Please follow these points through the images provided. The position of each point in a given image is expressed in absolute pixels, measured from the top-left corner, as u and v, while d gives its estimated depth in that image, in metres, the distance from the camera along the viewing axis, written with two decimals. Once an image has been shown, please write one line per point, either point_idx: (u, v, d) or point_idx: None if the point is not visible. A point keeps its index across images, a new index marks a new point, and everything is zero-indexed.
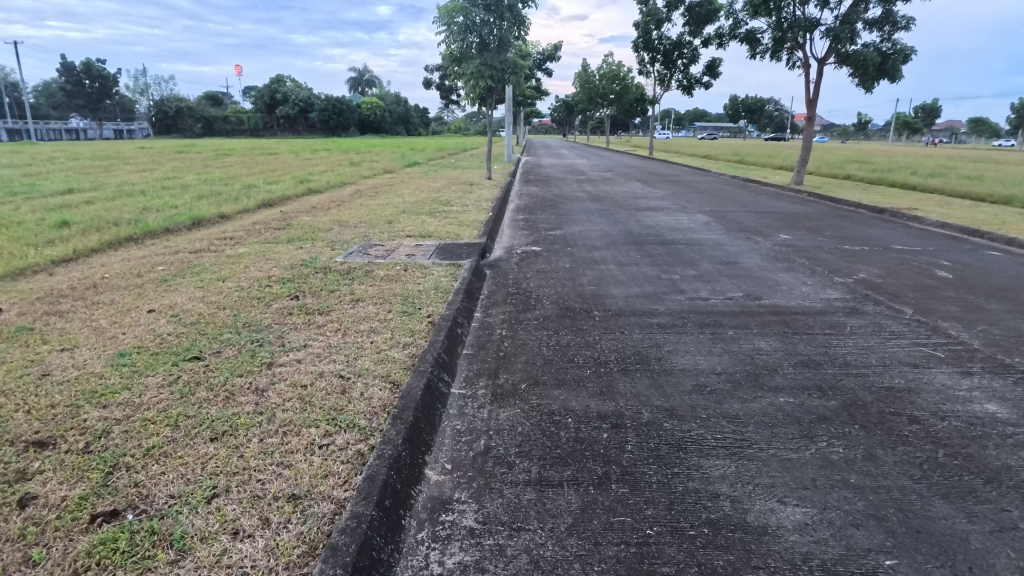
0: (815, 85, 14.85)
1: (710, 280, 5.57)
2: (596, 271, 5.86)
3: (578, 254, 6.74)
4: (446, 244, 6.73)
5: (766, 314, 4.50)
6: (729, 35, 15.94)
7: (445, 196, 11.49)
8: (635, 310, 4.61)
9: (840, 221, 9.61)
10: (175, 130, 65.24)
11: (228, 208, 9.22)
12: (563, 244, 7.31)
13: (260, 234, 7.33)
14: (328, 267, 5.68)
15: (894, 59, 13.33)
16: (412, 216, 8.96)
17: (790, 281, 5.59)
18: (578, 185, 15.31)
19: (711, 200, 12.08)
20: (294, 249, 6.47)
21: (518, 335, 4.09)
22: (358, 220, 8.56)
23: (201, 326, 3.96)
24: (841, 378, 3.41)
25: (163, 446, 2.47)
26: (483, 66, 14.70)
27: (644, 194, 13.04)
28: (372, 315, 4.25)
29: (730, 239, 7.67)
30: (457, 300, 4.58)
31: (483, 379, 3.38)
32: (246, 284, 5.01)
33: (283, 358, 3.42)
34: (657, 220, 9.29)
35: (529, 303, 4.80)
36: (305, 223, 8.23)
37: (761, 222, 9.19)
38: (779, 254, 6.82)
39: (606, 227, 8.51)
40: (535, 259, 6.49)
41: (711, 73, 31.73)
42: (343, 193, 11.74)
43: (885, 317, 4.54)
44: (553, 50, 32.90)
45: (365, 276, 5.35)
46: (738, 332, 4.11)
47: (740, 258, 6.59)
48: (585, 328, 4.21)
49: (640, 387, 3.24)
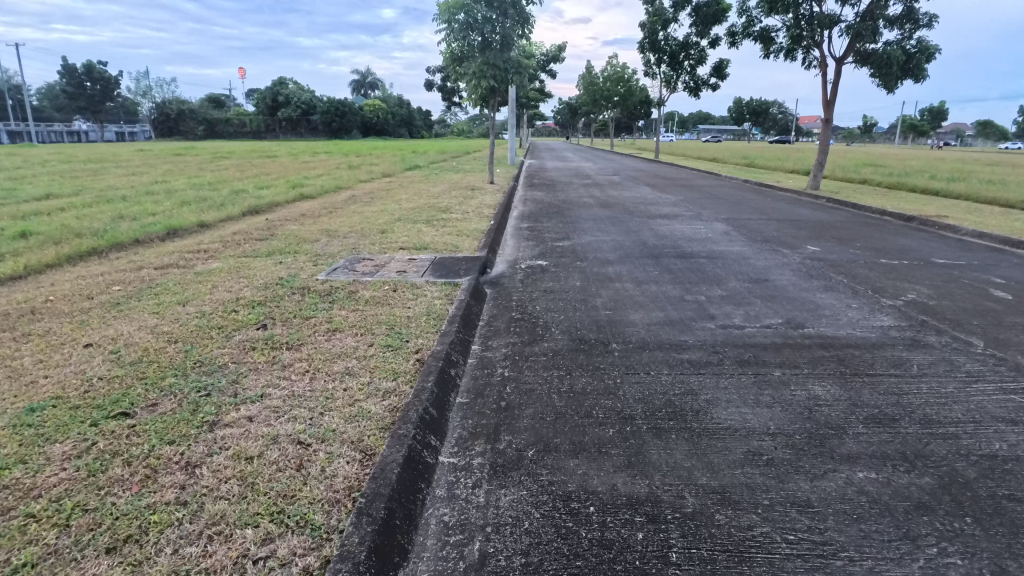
0: (833, 85, 14.15)
1: (741, 303, 4.88)
2: (611, 291, 5.19)
3: (589, 269, 6.07)
4: (443, 258, 6.07)
5: (815, 350, 3.81)
6: (742, 34, 15.25)
7: (445, 202, 10.84)
8: (659, 343, 3.93)
9: (870, 231, 8.91)
10: (176, 132, 64.90)
11: (210, 215, 8.61)
12: (572, 257, 6.64)
13: (239, 246, 6.69)
14: (307, 286, 5.03)
15: (918, 58, 12.61)
16: (408, 225, 8.31)
17: (832, 305, 4.89)
18: (585, 190, 14.64)
19: (727, 206, 11.39)
20: (274, 264, 5.83)
21: (523, 377, 3.41)
22: (348, 229, 7.93)
23: (142, 367, 3.30)
24: (927, 441, 2.72)
25: (37, 566, 1.81)
26: (485, 65, 14.05)
27: (655, 200, 12.39)
28: (349, 351, 3.57)
29: (755, 252, 6.98)
30: (451, 331, 3.91)
31: (481, 442, 2.71)
32: (209, 310, 4.35)
33: (231, 415, 2.75)
34: (672, 229, 8.63)
35: (536, 333, 4.12)
36: (291, 233, 7.60)
37: (786, 232, 8.49)
38: (812, 269, 6.14)
39: (618, 237, 7.85)
40: (541, 275, 5.83)
41: (719, 74, 31.03)
42: (336, 200, 11.09)
43: (955, 353, 3.83)
44: (557, 51, 32.28)
45: (348, 298, 4.70)
46: (788, 374, 3.42)
47: (769, 274, 5.90)
48: (603, 367, 3.53)
49: (678, 456, 2.56)
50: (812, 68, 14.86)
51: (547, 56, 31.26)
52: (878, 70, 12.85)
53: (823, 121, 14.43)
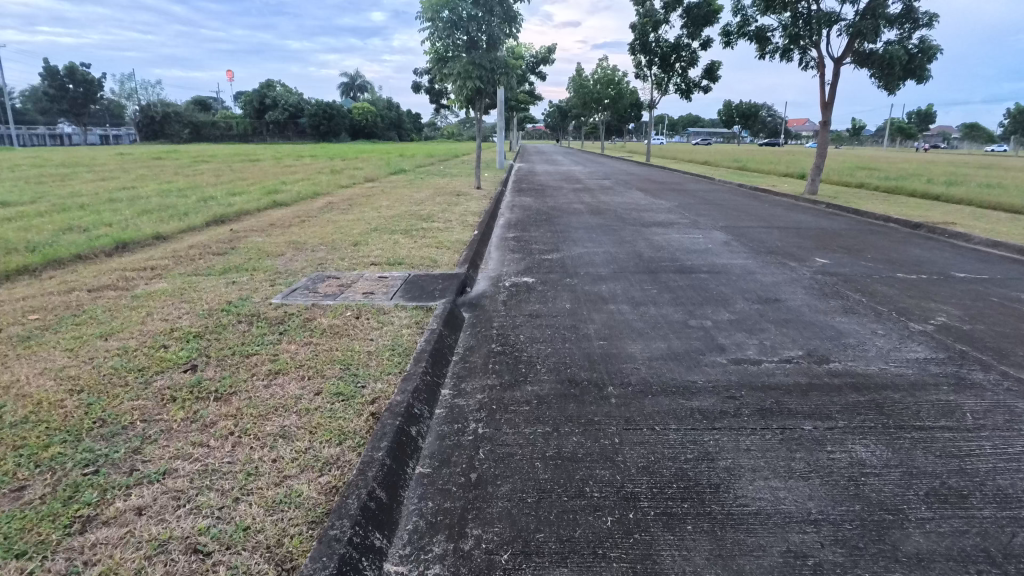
0: (832, 86, 13.68)
1: (751, 330, 4.29)
2: (605, 315, 4.59)
3: (581, 287, 5.47)
4: (416, 275, 5.44)
5: (848, 396, 3.22)
6: (737, 33, 14.74)
7: (427, 210, 10.21)
8: (664, 385, 3.32)
9: (877, 240, 8.38)
10: (160, 135, 63.77)
11: (170, 225, 7.94)
12: (561, 273, 6.03)
13: (192, 262, 6.02)
14: (257, 312, 4.39)
15: (921, 58, 12.16)
16: (383, 236, 7.68)
17: (854, 331, 4.32)
18: (574, 195, 14.06)
19: (724, 213, 10.84)
20: (225, 284, 5.18)
21: (499, 436, 2.79)
22: (318, 241, 7.27)
23: (24, 430, 2.65)
24: (1013, 531, 2.12)
25: None
26: (471, 66, 13.43)
27: (648, 205, 11.85)
28: (288, 403, 2.94)
29: (760, 266, 6.40)
30: (417, 371, 3.29)
31: (442, 538, 2.10)
32: (134, 345, 3.70)
33: (115, 506, 2.12)
34: (668, 238, 8.06)
35: (518, 372, 3.51)
36: (254, 246, 6.94)
37: (789, 242, 7.93)
38: (825, 287, 5.58)
39: (611, 248, 7.26)
40: (526, 295, 5.22)
41: (710, 76, 30.62)
42: (311, 207, 10.43)
43: (1011, 395, 3.25)
44: (546, 53, 31.71)
45: (301, 328, 4.07)
46: (821, 432, 2.83)
47: (778, 293, 5.32)
48: (598, 420, 2.92)
49: (698, 562, 1.96)
50: (809, 68, 14.39)
51: (536, 58, 30.69)
52: (880, 71, 12.38)
53: (821, 124, 13.95)
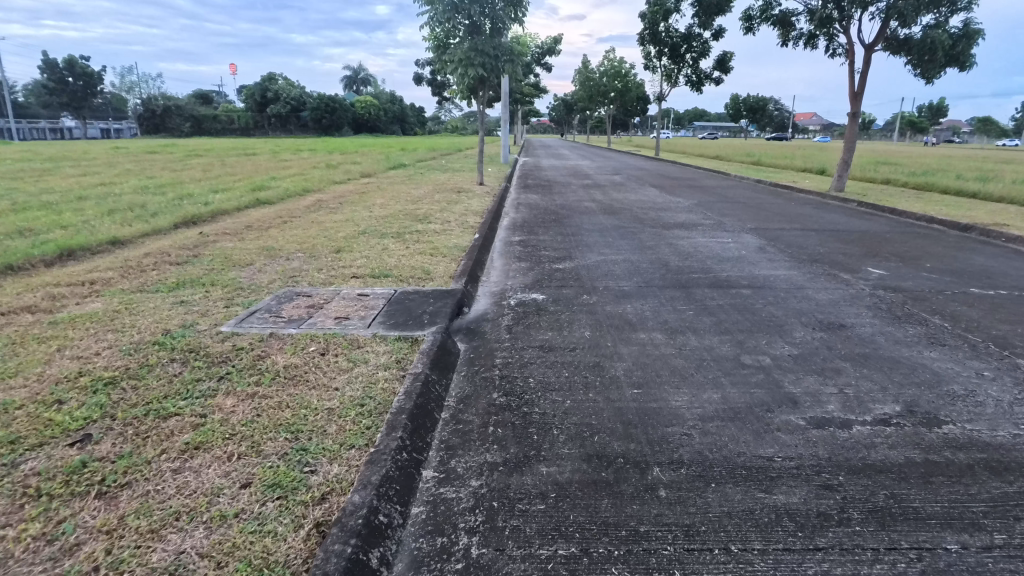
0: (863, 74, 12.70)
1: (825, 373, 3.36)
2: (636, 349, 3.68)
3: (602, 306, 4.55)
4: (403, 293, 4.52)
5: (991, 488, 2.30)
6: (759, 18, 13.71)
7: (424, 209, 9.30)
8: (730, 466, 2.41)
9: (928, 245, 7.44)
10: (161, 129, 62.90)
11: (131, 228, 7.05)
12: (577, 287, 5.11)
13: (142, 274, 5.12)
14: (198, 346, 3.49)
15: (964, 43, 11.17)
16: (371, 240, 6.77)
17: (954, 373, 3.38)
18: (584, 192, 13.10)
19: (750, 212, 9.90)
20: (170, 305, 4.27)
21: (502, 563, 1.89)
22: (296, 247, 6.36)
23: None
24: None
25: None
26: (473, 52, 12.48)
27: (665, 204, 10.90)
28: (198, 508, 2.04)
29: (808, 278, 5.47)
30: (389, 449, 2.38)
31: None
32: (22, 400, 2.80)
33: None
34: (694, 243, 7.14)
35: (528, 442, 2.60)
36: (221, 253, 6.05)
37: (832, 248, 6.99)
38: (893, 308, 4.65)
39: (631, 256, 6.34)
40: (537, 318, 4.30)
41: (722, 68, 29.52)
42: (297, 206, 9.53)
43: None
44: (552, 44, 30.63)
45: (249, 372, 3.17)
46: (977, 558, 1.92)
47: (840, 316, 4.39)
48: (644, 533, 2.02)
49: None
50: (837, 56, 13.40)
51: (541, 48, 29.64)
52: (919, 57, 11.39)
53: (850, 116, 12.97)
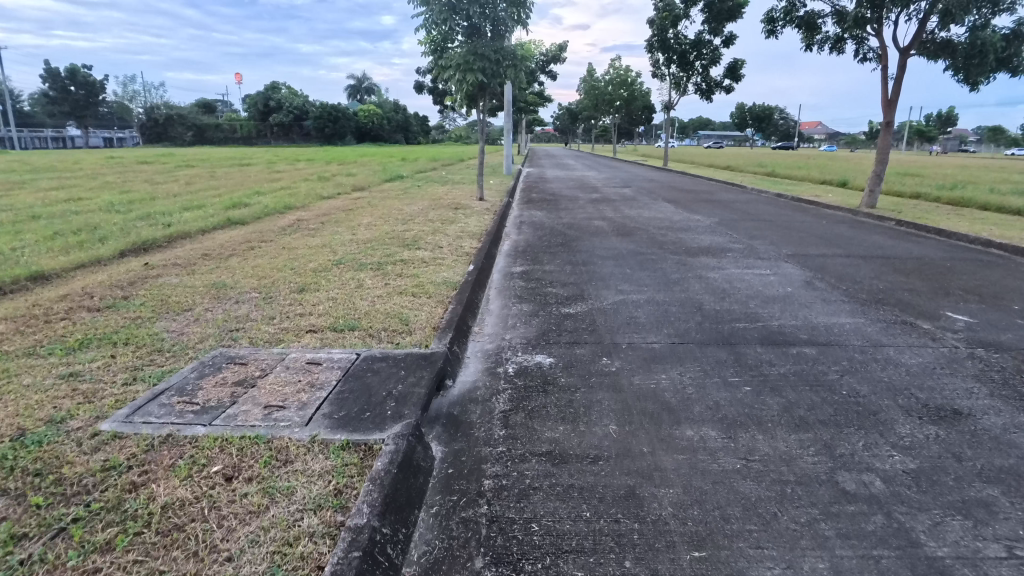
0: (898, 80, 11.66)
1: (972, 514, 2.25)
2: (686, 460, 2.57)
3: (630, 378, 3.46)
4: (363, 362, 3.41)
5: None
6: (783, 20, 12.69)
7: (414, 231, 8.25)
8: None
9: (1002, 276, 6.34)
10: (162, 138, 62.35)
11: (64, 258, 6.00)
12: (593, 344, 4.02)
13: (42, 327, 4.05)
14: (52, 463, 2.40)
15: (1016, 45, 10.14)
16: (345, 274, 5.71)
17: None
18: (594, 208, 12.06)
19: (782, 234, 8.80)
20: (52, 379, 3.20)
21: None
22: (252, 284, 5.30)
23: None
24: None
25: None
26: (472, 56, 11.49)
27: (684, 223, 9.84)
28: None
29: (881, 330, 4.38)
30: None
31: None
32: None
33: None
34: (728, 276, 6.06)
35: None
36: (159, 293, 4.99)
37: (892, 283, 5.89)
38: (1010, 378, 3.55)
39: (656, 294, 5.25)
40: (543, 398, 3.20)
41: (733, 75, 28.51)
42: (272, 226, 8.49)
43: None
44: (557, 51, 29.72)
45: (105, 519, 2.09)
46: None
47: (948, 395, 3.30)
48: None
49: None
50: (867, 61, 12.39)
51: (546, 55, 28.74)
52: (966, 61, 10.35)
53: (884, 125, 11.90)
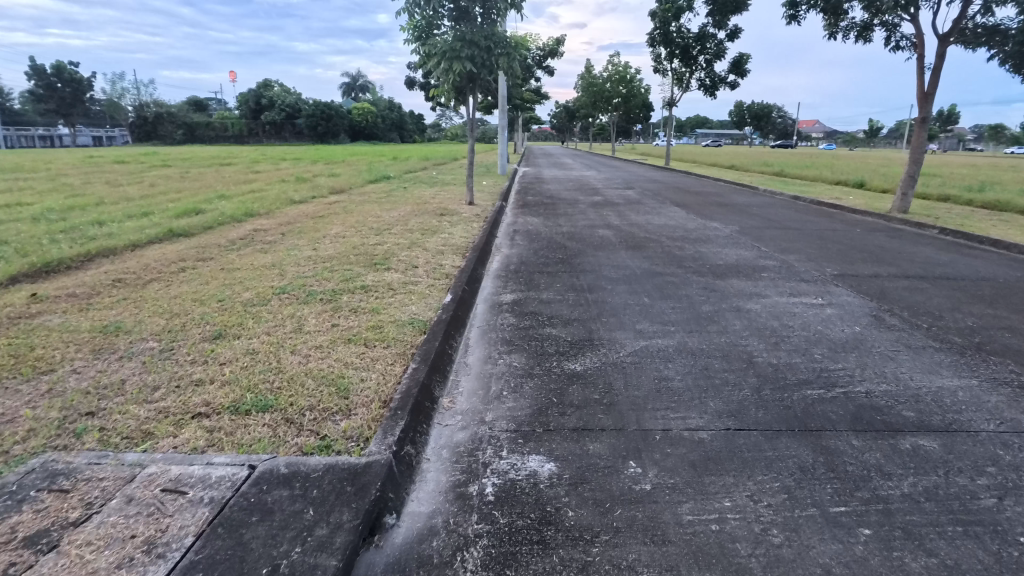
0: (936, 70, 10.43)
1: None
2: None
3: (675, 511, 2.18)
4: (250, 492, 2.12)
5: None
6: (805, 5, 11.45)
7: (388, 244, 6.99)
8: None
9: None
10: (151, 137, 60.87)
11: None
12: (612, 433, 2.74)
13: None
14: None
15: None
16: (284, 308, 4.43)
17: None
18: (596, 213, 10.82)
19: (816, 246, 7.57)
20: None
21: None
22: (155, 326, 4.02)
23: None
24: None
25: None
26: (459, 43, 10.22)
27: (701, 232, 8.59)
28: None
29: (1011, 401, 3.14)
30: None
31: None
32: None
33: None
34: (773, 308, 4.82)
35: None
36: (23, 341, 3.72)
37: (980, 317, 4.66)
38: None
39: (687, 340, 3.99)
40: (539, 561, 1.92)
41: (738, 71, 27.25)
42: (221, 239, 7.19)
43: None
44: (554, 44, 28.38)
45: None
46: None
47: None
48: None
49: None
50: (898, 50, 11.18)
51: (542, 50, 27.48)
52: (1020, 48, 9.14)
53: (919, 121, 10.68)
